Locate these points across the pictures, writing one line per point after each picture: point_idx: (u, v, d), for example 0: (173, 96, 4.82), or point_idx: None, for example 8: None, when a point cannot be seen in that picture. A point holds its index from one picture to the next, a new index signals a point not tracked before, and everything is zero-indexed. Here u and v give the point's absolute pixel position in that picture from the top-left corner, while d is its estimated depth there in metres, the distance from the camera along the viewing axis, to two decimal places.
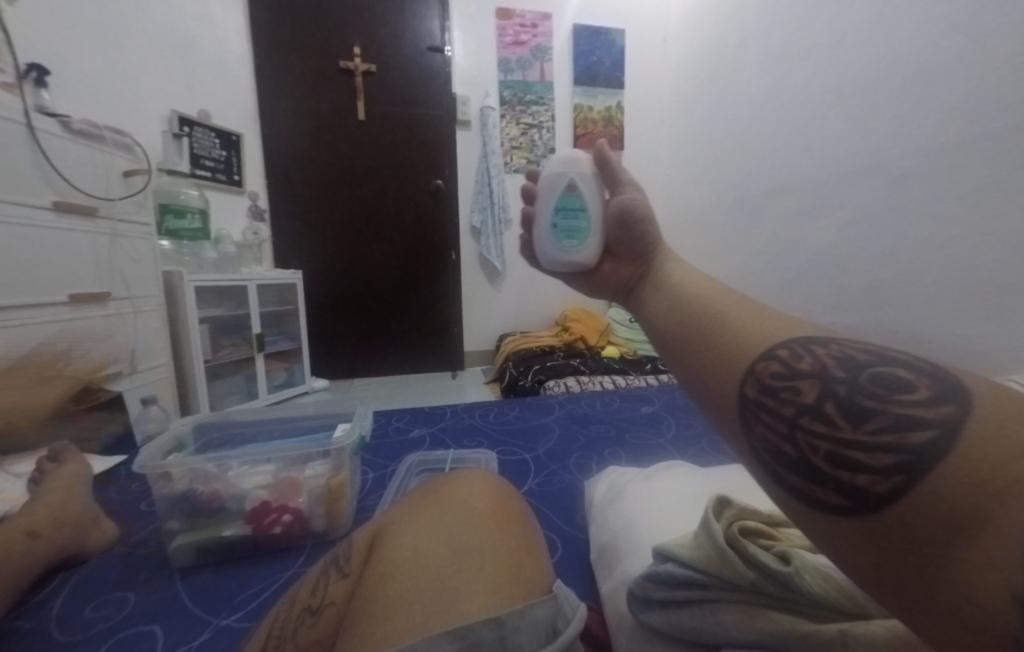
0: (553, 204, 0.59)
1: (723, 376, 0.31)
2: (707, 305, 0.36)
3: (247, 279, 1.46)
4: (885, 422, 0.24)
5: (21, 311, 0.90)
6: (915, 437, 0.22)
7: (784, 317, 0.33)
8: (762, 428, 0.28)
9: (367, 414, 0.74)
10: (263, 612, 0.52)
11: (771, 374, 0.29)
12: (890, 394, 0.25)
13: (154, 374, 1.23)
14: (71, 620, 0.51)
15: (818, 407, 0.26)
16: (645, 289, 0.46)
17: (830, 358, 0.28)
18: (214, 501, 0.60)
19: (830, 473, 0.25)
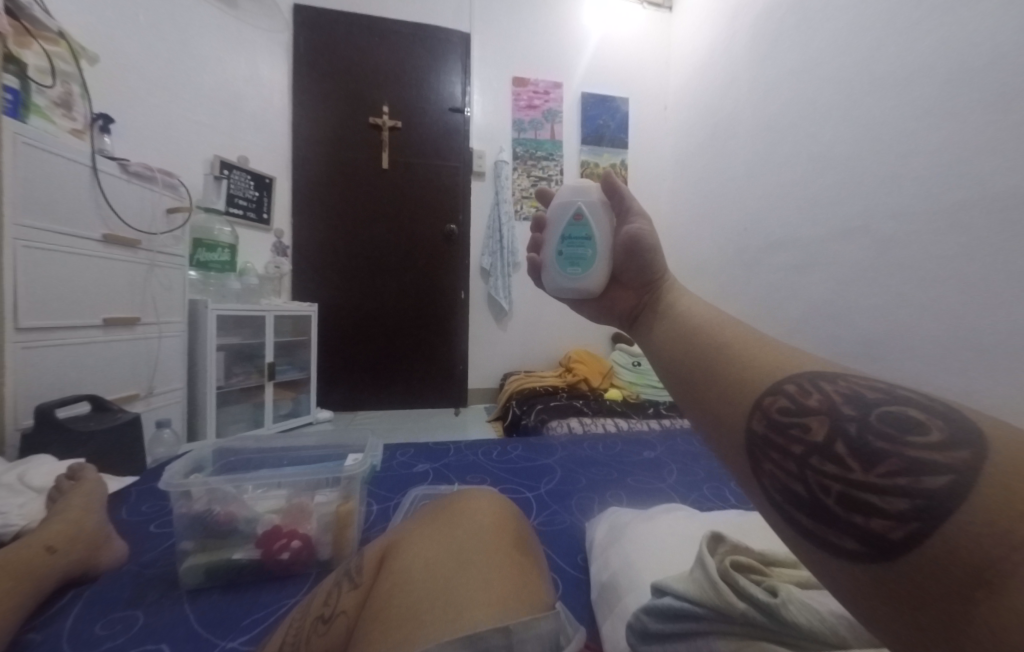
0: (561, 233, 0.66)
1: (734, 409, 0.34)
2: (719, 335, 0.40)
3: (265, 310, 1.52)
4: (899, 467, 0.26)
5: (61, 331, 0.96)
6: (931, 482, 0.24)
7: (789, 350, 0.36)
8: (773, 464, 0.31)
9: (377, 445, 0.77)
10: (266, 635, 0.51)
11: (780, 409, 0.32)
12: (903, 437, 0.27)
13: (168, 397, 1.27)
14: (81, 635, 0.52)
15: (828, 446, 0.29)
16: (652, 318, 0.51)
17: (838, 394, 0.30)
18: (228, 523, 0.61)
19: (842, 513, 0.27)
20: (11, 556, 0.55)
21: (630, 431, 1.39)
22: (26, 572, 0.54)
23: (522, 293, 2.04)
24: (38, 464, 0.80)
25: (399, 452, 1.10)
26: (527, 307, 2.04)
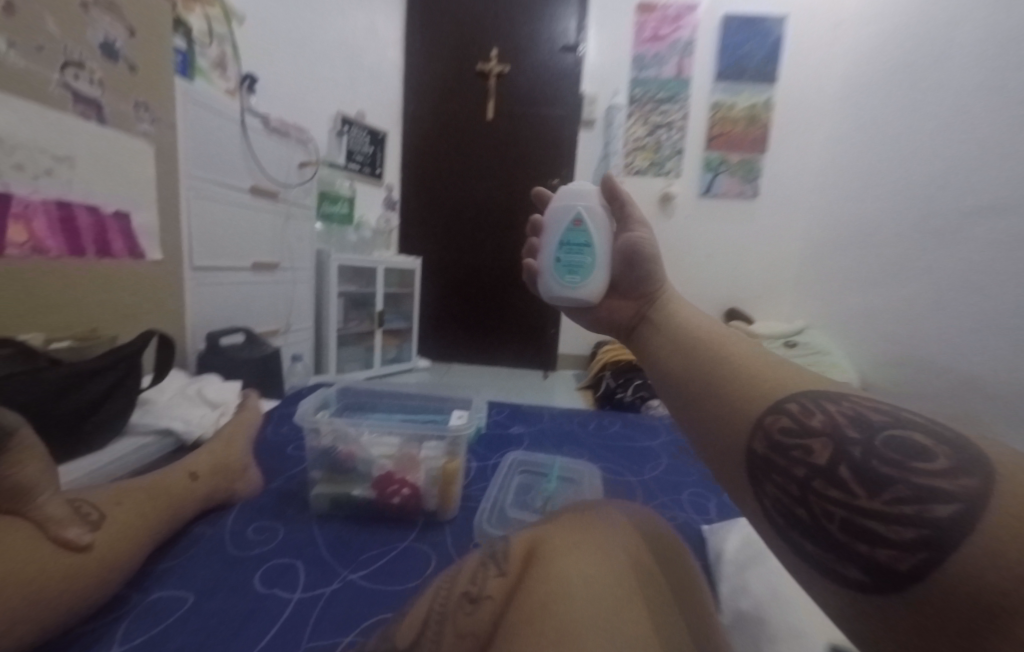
0: (559, 238, 0.63)
1: (732, 425, 0.32)
2: (723, 352, 0.38)
3: (377, 262, 1.63)
4: (904, 493, 0.23)
5: (221, 271, 1.11)
6: (937, 510, 0.22)
7: (787, 367, 0.34)
8: (774, 488, 0.29)
9: (480, 405, 0.78)
10: (381, 576, 0.54)
11: (780, 430, 0.30)
12: (907, 460, 0.24)
13: (300, 335, 1.44)
14: (239, 537, 0.60)
15: (830, 469, 0.27)
16: (646, 328, 0.52)
17: (842, 416, 0.28)
18: (349, 462, 0.66)
19: (846, 543, 0.25)
20: (162, 479, 0.58)
21: None
22: (172, 500, 0.56)
23: None
24: (210, 382, 0.95)
25: (496, 412, 1.12)
26: None
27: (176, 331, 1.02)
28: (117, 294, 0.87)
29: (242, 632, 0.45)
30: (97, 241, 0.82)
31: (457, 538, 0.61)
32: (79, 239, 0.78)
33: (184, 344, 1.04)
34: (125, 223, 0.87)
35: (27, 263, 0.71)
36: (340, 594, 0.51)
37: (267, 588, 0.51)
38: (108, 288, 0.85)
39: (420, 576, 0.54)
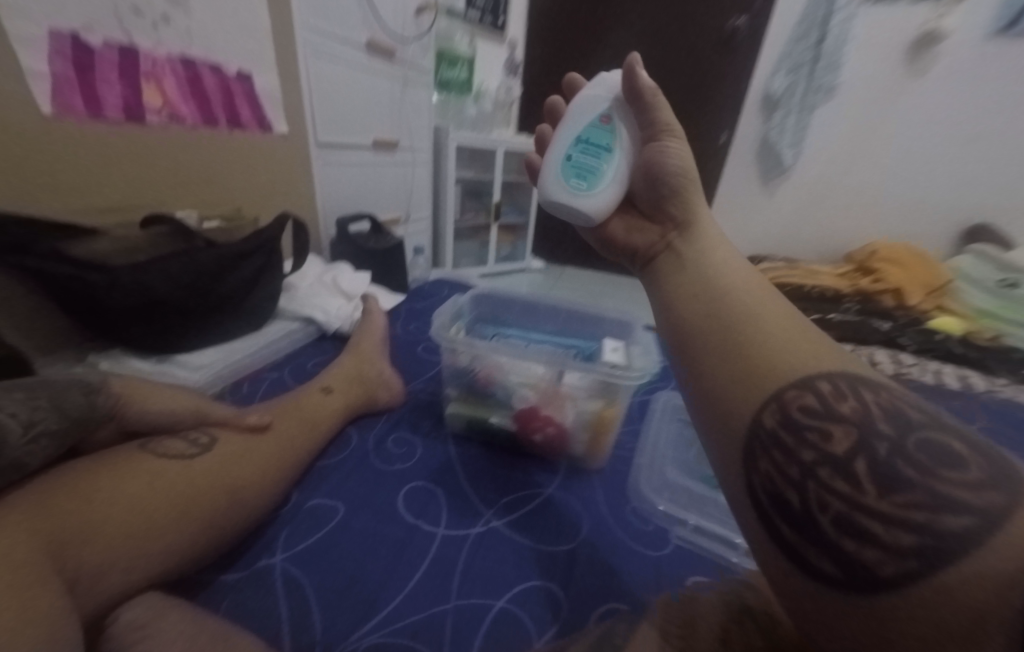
0: (576, 133, 0.48)
1: (743, 396, 0.29)
2: (745, 313, 0.32)
3: (497, 143, 1.45)
4: (918, 497, 0.20)
5: (347, 149, 1.03)
6: (947, 522, 0.19)
7: (823, 344, 0.29)
8: (769, 467, 0.26)
9: (648, 340, 0.62)
10: (530, 530, 0.47)
11: (798, 411, 0.26)
12: (936, 469, 0.21)
13: (419, 225, 1.37)
14: (381, 449, 0.56)
15: (844, 461, 0.23)
16: (669, 261, 0.42)
17: (877, 409, 0.24)
18: (488, 386, 0.58)
19: (830, 537, 0.22)
20: (300, 397, 0.56)
21: (977, 389, 0.90)
22: (311, 420, 0.53)
23: (817, 138, 1.56)
24: (343, 271, 0.92)
25: None
26: (816, 160, 1.58)
27: (309, 215, 0.98)
28: (255, 170, 0.83)
29: (393, 569, 0.42)
30: (226, 108, 0.74)
31: (609, 496, 0.52)
32: (210, 106, 0.72)
33: (317, 229, 1.02)
34: (249, 86, 0.78)
35: (166, 131, 0.67)
36: (487, 543, 0.45)
37: (413, 518, 0.47)
38: (247, 163, 0.81)
39: (573, 540, 0.46)
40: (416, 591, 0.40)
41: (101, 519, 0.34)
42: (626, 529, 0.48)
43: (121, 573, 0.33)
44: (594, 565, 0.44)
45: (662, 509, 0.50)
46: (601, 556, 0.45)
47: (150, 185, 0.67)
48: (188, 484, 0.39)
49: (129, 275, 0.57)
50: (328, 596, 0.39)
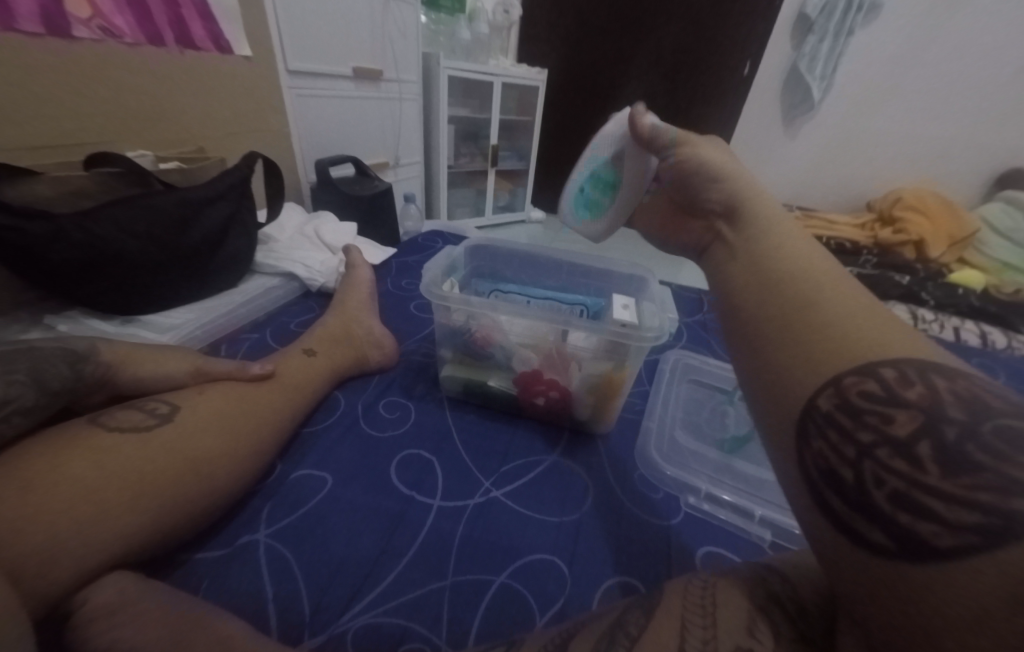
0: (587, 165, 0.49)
1: (796, 382, 0.26)
2: (802, 294, 0.29)
3: (494, 76, 1.33)
4: (988, 480, 0.18)
5: (323, 78, 0.92)
6: (1017, 505, 0.17)
7: (894, 325, 0.26)
8: (819, 450, 0.23)
9: (670, 304, 0.55)
10: (532, 500, 0.44)
11: (857, 396, 0.23)
12: (1014, 454, 0.18)
13: (410, 170, 1.28)
14: (373, 414, 0.52)
15: (906, 443, 0.20)
16: (728, 243, 0.39)
17: (951, 394, 0.21)
18: (486, 347, 0.53)
19: (883, 511, 0.20)
20: (281, 361, 0.51)
21: (996, 346, 0.87)
22: (294, 384, 0.48)
23: (847, 72, 1.44)
24: (327, 221, 0.85)
25: None
26: (842, 94, 1.47)
27: (284, 156, 0.89)
28: (216, 100, 0.73)
29: (387, 543, 0.39)
30: (172, 22, 0.63)
31: (616, 464, 0.49)
32: (152, 18, 0.61)
33: (296, 173, 0.93)
34: None
35: (101, 49, 0.57)
36: (488, 515, 0.42)
37: (407, 489, 0.43)
38: (206, 92, 0.71)
39: (579, 510, 0.43)
40: (415, 567, 0.37)
41: (59, 498, 0.30)
42: (633, 497, 0.45)
43: (79, 555, 0.29)
44: (602, 538, 0.41)
45: (672, 477, 0.46)
46: (609, 529, 0.42)
47: (92, 116, 0.58)
48: (162, 458, 0.36)
49: (77, 226, 0.50)
50: (316, 573, 0.36)
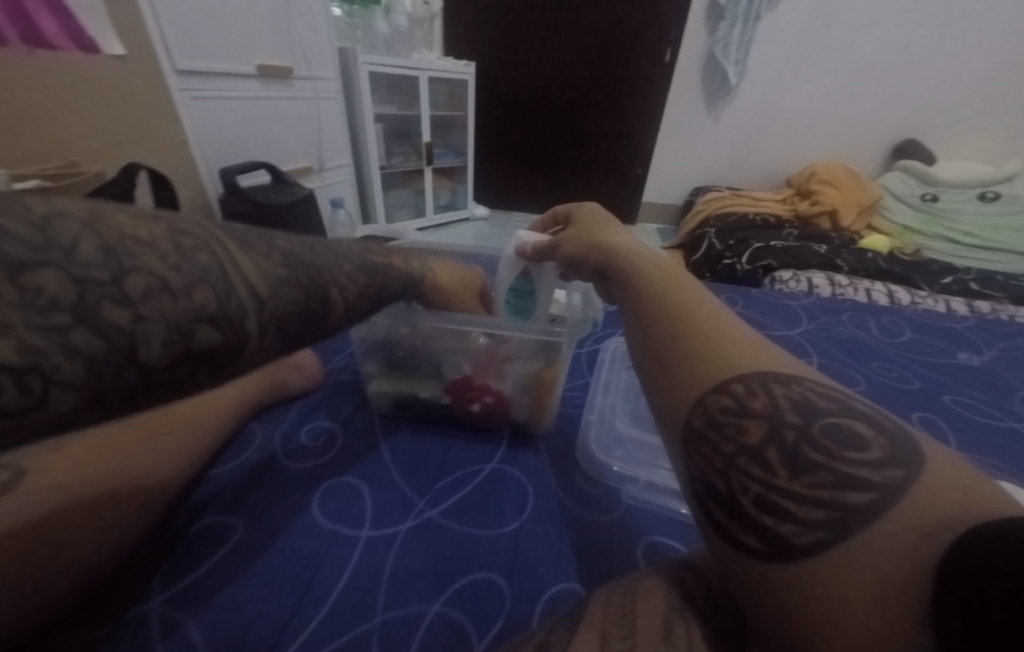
0: (506, 287, 0.52)
1: (669, 401, 0.25)
2: (672, 308, 0.29)
3: (419, 70, 1.29)
4: (824, 478, 0.19)
5: (221, 80, 0.84)
6: (852, 497, 0.18)
7: (747, 339, 0.26)
8: (696, 463, 0.23)
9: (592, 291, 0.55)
10: (468, 514, 0.41)
11: (717, 412, 0.23)
12: (839, 451, 0.20)
13: (339, 174, 1.21)
14: (293, 445, 0.47)
15: (759, 451, 0.21)
16: (613, 283, 0.36)
17: (788, 400, 0.22)
18: (412, 357, 0.50)
19: (752, 517, 0.20)
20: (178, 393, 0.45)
21: (903, 302, 0.94)
22: (188, 417, 0.42)
23: (760, 54, 1.49)
24: None
25: None
26: (758, 77, 1.53)
27: (182, 166, 0.81)
28: (82, 105, 0.64)
29: (309, 586, 0.35)
30: (14, 14, 0.54)
31: (557, 463, 0.47)
32: None
33: (200, 185, 0.85)
34: None
35: None
36: (424, 537, 0.39)
37: (332, 521, 0.40)
38: (68, 94, 0.62)
39: (519, 519, 0.41)
40: (337, 610, 0.34)
41: None
42: (574, 496, 0.43)
43: None
44: (546, 544, 0.39)
45: (612, 468, 0.46)
46: (553, 535, 0.40)
47: None
48: (12, 540, 0.29)
49: None
50: (219, 637, 0.31)
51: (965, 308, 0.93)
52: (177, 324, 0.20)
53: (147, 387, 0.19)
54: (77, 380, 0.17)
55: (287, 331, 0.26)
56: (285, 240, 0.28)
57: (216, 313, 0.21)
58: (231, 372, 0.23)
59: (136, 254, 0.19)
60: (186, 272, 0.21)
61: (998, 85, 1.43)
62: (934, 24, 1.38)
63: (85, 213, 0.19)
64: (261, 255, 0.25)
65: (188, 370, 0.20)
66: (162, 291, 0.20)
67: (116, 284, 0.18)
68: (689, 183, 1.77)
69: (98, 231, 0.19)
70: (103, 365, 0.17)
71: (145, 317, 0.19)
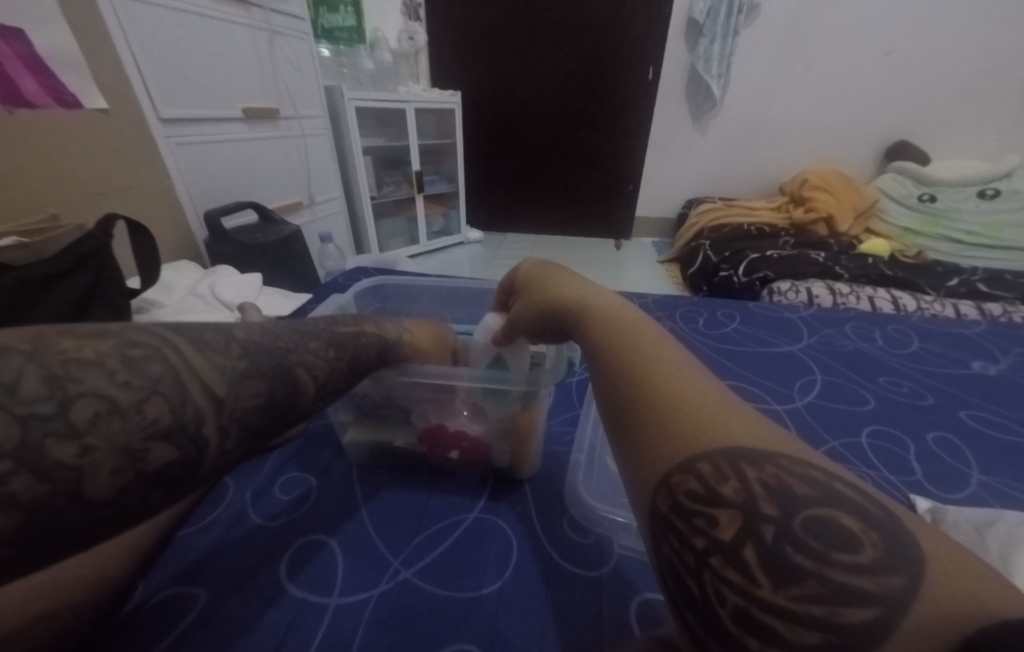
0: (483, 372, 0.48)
1: (634, 480, 0.21)
2: (632, 363, 0.25)
3: (405, 102, 1.31)
4: (813, 589, 0.15)
5: (207, 124, 0.84)
6: (846, 617, 0.14)
7: (721, 397, 0.22)
8: (665, 555, 0.19)
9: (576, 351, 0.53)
10: (446, 575, 0.38)
11: (683, 497, 0.19)
12: (826, 551, 0.15)
13: (329, 207, 1.22)
14: (264, 502, 0.45)
15: (734, 550, 0.17)
16: (575, 337, 0.33)
17: (761, 482, 0.18)
18: (380, 405, 0.46)
19: (734, 637, 0.16)
20: None
21: (908, 309, 0.91)
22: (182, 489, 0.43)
23: (744, 67, 1.50)
24: (223, 275, 0.78)
25: None
26: (745, 89, 1.53)
27: (168, 212, 0.81)
28: (65, 160, 0.65)
29: None
30: None
31: (543, 510, 0.44)
32: None
33: (186, 229, 0.86)
34: (23, 47, 0.58)
35: None
36: (400, 605, 0.36)
37: (303, 590, 0.37)
38: (49, 153, 0.63)
39: (500, 578, 0.38)
40: None
41: None
42: (561, 549, 0.41)
43: None
44: (529, 606, 0.36)
45: (602, 516, 0.40)
46: (537, 599, 0.37)
47: None
48: None
49: None
50: None
51: (975, 311, 0.90)
52: (127, 448, 0.18)
53: (95, 522, 0.18)
54: (11, 534, 0.15)
55: (248, 428, 0.24)
56: (245, 328, 0.26)
57: (171, 426, 0.20)
58: (192, 483, 0.21)
59: (82, 378, 0.18)
60: (138, 386, 0.19)
61: (989, 83, 1.42)
62: (916, 27, 1.38)
63: (28, 344, 0.17)
64: (219, 351, 0.23)
65: (142, 495, 0.19)
66: (111, 414, 0.18)
67: (61, 416, 0.17)
68: (682, 195, 1.76)
69: (42, 361, 0.17)
70: (43, 512, 0.16)
71: (91, 448, 0.17)
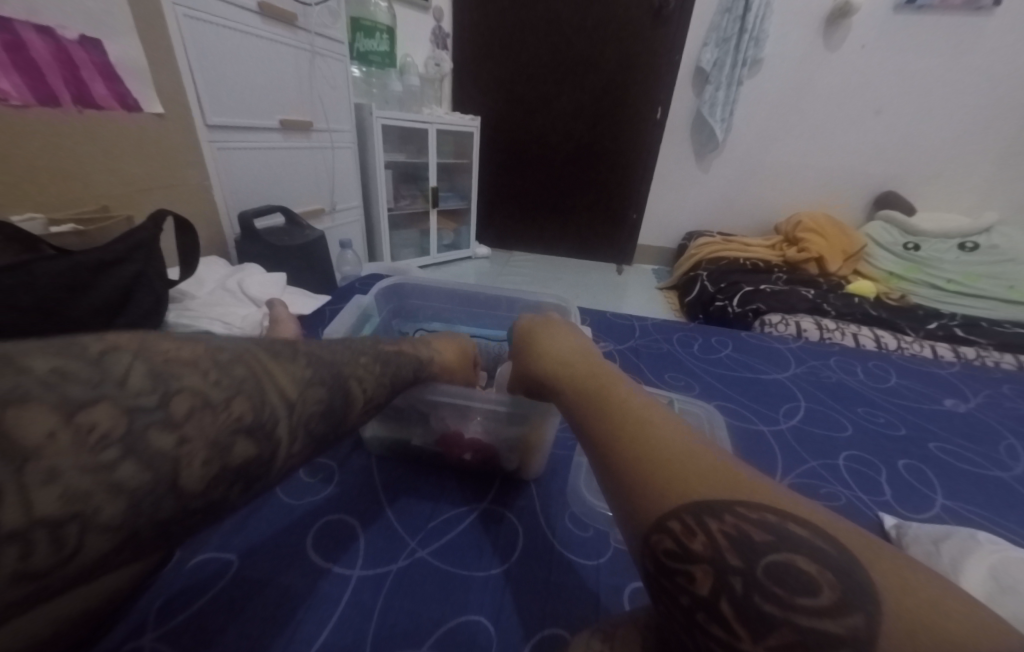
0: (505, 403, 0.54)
1: (625, 537, 0.26)
2: (607, 428, 0.30)
3: (428, 123, 1.39)
4: (787, 637, 0.18)
5: (247, 132, 0.91)
6: None
7: (685, 449, 0.26)
8: (662, 612, 0.23)
9: None
10: (456, 555, 0.42)
11: (662, 555, 0.23)
12: (792, 597, 0.19)
13: (349, 216, 1.27)
14: (291, 483, 0.48)
15: (712, 603, 0.20)
16: (561, 398, 0.37)
17: (723, 536, 0.22)
18: (401, 412, 0.49)
19: None
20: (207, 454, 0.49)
21: (889, 347, 0.97)
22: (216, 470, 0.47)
23: (748, 112, 1.59)
24: (251, 273, 0.82)
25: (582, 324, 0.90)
26: (747, 133, 1.63)
27: (206, 211, 0.87)
28: (121, 158, 0.70)
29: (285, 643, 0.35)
30: (69, 83, 0.62)
31: (547, 504, 0.48)
32: (44, 80, 0.59)
33: (218, 228, 0.91)
34: (100, 55, 0.65)
35: None
36: (411, 580, 0.40)
37: (323, 559, 0.41)
38: (106, 151, 0.68)
39: (506, 560, 0.42)
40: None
41: None
42: (563, 539, 0.45)
43: None
44: (531, 587, 0.40)
45: None
46: (539, 580, 0.41)
47: None
48: None
49: None
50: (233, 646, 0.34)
51: (951, 354, 0.96)
52: (216, 442, 0.21)
53: (186, 512, 0.20)
54: (116, 520, 0.17)
55: (313, 431, 0.28)
56: (304, 343, 0.31)
57: (251, 424, 0.23)
58: (263, 483, 0.24)
59: (179, 376, 0.22)
60: (224, 385, 0.23)
61: (973, 144, 1.52)
62: (906, 90, 1.48)
63: (134, 346, 0.21)
64: (290, 360, 0.28)
65: (223, 490, 0.22)
66: (204, 409, 0.22)
67: (162, 409, 0.20)
68: (683, 228, 1.84)
69: (146, 359, 0.21)
70: (146, 497, 0.18)
71: (187, 438, 0.20)
